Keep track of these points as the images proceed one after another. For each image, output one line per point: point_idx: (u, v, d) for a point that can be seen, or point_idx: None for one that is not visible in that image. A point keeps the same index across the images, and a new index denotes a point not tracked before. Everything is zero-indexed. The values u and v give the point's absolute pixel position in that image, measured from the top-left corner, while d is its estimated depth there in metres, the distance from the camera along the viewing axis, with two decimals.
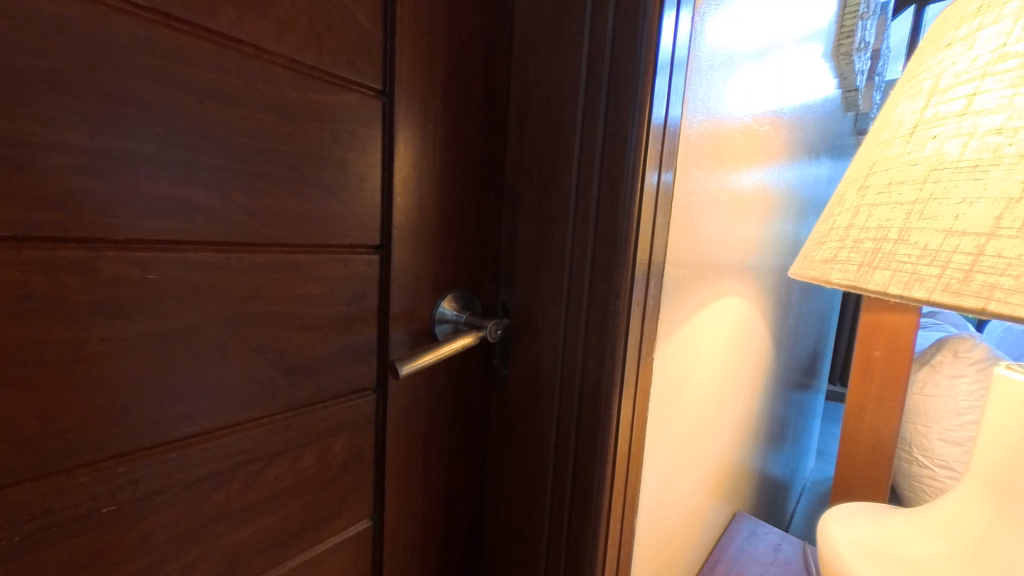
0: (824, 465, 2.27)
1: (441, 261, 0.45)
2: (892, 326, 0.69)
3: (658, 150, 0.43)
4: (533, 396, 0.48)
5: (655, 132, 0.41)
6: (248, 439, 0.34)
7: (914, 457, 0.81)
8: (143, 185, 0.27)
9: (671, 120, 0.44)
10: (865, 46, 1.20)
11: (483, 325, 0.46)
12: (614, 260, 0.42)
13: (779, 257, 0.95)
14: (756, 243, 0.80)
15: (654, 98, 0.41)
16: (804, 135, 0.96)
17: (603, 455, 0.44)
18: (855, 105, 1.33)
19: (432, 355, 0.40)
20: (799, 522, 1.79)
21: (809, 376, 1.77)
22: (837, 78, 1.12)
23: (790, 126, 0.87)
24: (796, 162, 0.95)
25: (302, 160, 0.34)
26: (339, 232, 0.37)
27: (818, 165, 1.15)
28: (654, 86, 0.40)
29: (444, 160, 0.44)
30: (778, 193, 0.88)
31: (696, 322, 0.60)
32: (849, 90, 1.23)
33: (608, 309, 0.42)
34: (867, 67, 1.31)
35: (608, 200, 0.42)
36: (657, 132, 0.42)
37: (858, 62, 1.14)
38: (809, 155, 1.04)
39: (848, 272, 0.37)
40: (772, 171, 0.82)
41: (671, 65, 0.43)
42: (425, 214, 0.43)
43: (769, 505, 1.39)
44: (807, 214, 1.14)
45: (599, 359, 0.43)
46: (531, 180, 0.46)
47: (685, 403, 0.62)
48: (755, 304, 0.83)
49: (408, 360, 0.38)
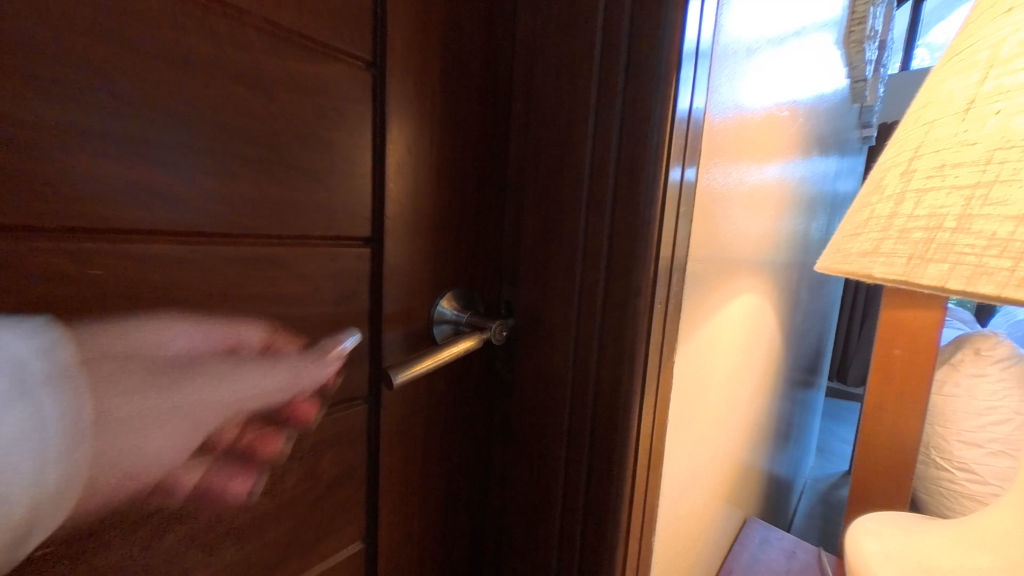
0: (823, 463, 2.25)
1: (440, 255, 0.41)
2: (914, 324, 0.66)
3: (681, 141, 0.38)
4: (541, 404, 0.43)
5: (678, 123, 0.37)
6: (221, 459, 0.30)
7: (930, 460, 0.78)
8: (82, 164, 0.23)
9: (694, 112, 0.40)
10: (874, 35, 1.16)
11: (486, 326, 0.42)
12: (633, 254, 0.37)
13: (790, 252, 0.91)
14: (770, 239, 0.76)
15: (678, 89, 0.37)
16: (816, 126, 0.93)
17: (620, 467, 0.40)
18: (861, 96, 1.30)
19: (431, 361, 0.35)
20: (801, 524, 1.76)
21: (811, 375, 1.74)
22: (847, 67, 1.09)
23: (803, 117, 0.83)
24: (808, 155, 0.92)
25: (281, 139, 0.30)
26: (325, 222, 0.33)
27: (828, 158, 1.12)
28: (678, 75, 0.36)
29: (443, 145, 0.40)
30: (790, 187, 0.85)
31: (713, 322, 0.56)
32: (857, 80, 1.20)
33: (626, 307, 0.38)
34: (875, 57, 1.27)
35: (626, 186, 0.37)
36: (680, 123, 0.38)
37: (868, 51, 1.11)
38: (820, 147, 1.01)
39: (895, 266, 0.34)
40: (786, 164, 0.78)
41: (695, 56, 0.39)
42: (421, 206, 0.39)
43: (774, 507, 1.36)
44: (816, 209, 1.11)
45: (615, 364, 0.39)
46: (538, 165, 0.42)
47: (700, 408, 0.58)
48: (767, 302, 0.79)
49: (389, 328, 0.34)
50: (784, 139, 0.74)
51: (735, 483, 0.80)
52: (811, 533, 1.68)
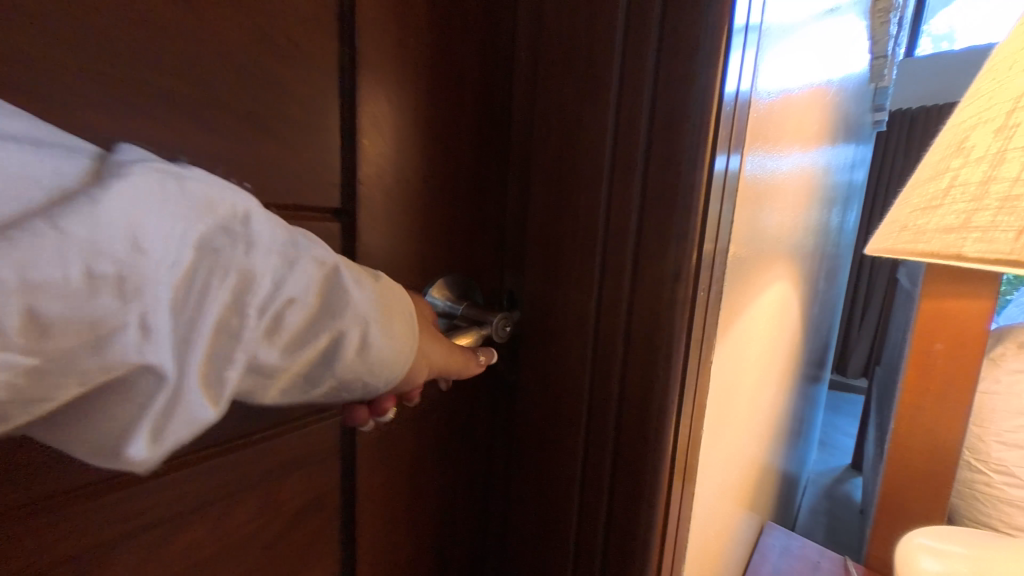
0: (825, 457, 2.22)
1: (430, 238, 0.34)
2: (958, 315, 0.61)
3: (728, 124, 0.31)
4: (554, 413, 0.37)
5: (726, 107, 0.30)
6: (140, 496, 0.23)
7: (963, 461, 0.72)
8: (189, 153, 0.22)
9: (741, 93, 0.33)
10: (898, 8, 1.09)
11: (486, 320, 0.35)
12: (670, 231, 0.30)
13: (814, 240, 0.85)
14: (800, 224, 0.69)
15: (728, 69, 0.29)
16: (842, 103, 0.86)
17: (650, 492, 0.33)
18: (880, 74, 1.23)
19: (445, 359, 0.30)
20: (807, 520, 1.72)
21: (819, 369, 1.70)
22: (870, 41, 1.02)
23: (831, 99, 0.77)
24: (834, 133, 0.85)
25: (210, 73, 0.22)
26: (273, 185, 0.25)
27: (848, 141, 1.05)
28: (728, 57, 0.29)
29: (431, 98, 0.32)
30: (818, 168, 0.78)
31: (748, 315, 0.49)
32: (877, 56, 1.13)
33: (660, 296, 0.31)
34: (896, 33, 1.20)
35: (662, 146, 0.30)
36: (728, 109, 0.30)
37: (891, 24, 1.04)
38: (843, 127, 0.94)
39: (998, 243, 0.27)
40: (816, 143, 0.71)
41: (745, 30, 0.31)
42: (405, 178, 0.31)
43: (783, 505, 1.31)
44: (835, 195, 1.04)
45: (645, 367, 0.32)
46: (549, 126, 0.34)
47: (731, 411, 0.51)
48: (794, 291, 0.72)
49: (432, 336, 0.29)
50: (816, 114, 0.67)
51: (755, 488, 0.74)
52: (817, 530, 1.64)
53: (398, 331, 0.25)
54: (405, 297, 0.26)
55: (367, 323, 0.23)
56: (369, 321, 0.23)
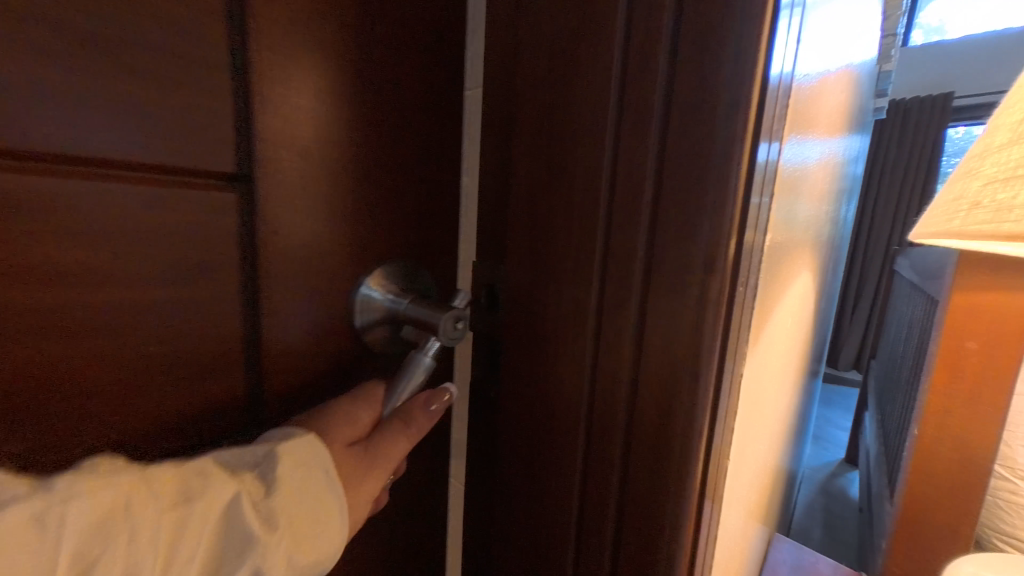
0: (820, 451, 2.20)
1: (368, 219, 0.27)
2: (994, 310, 0.55)
3: (772, 109, 0.23)
4: (540, 443, 0.29)
5: (770, 92, 0.22)
6: None
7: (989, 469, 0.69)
8: (13, 261, 0.17)
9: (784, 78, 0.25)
10: None
11: (432, 317, 0.26)
12: (695, 222, 0.22)
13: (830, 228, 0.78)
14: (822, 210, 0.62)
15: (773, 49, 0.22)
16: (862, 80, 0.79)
17: (668, 551, 0.26)
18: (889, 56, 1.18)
19: (381, 478, 0.25)
20: (803, 517, 1.69)
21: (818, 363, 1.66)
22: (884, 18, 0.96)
23: (853, 77, 0.70)
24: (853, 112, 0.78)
25: None
26: (117, 130, 0.18)
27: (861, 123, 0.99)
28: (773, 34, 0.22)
29: (364, 34, 0.25)
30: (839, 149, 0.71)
31: (779, 312, 0.42)
32: (889, 36, 1.07)
33: (679, 304, 0.23)
34: None
35: (682, 105, 0.22)
36: (772, 93, 0.23)
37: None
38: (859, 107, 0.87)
39: None
40: (841, 120, 0.65)
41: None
42: (331, 136, 0.25)
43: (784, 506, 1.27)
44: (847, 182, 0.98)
45: (660, 395, 0.25)
46: (535, 89, 0.27)
47: (756, 423, 0.45)
48: (813, 284, 0.66)
49: (375, 449, 0.24)
50: (842, 87, 0.60)
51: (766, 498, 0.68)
52: (814, 527, 1.61)
53: (329, 526, 0.21)
54: (329, 464, 0.22)
55: (281, 554, 0.19)
56: (289, 545, 0.20)
